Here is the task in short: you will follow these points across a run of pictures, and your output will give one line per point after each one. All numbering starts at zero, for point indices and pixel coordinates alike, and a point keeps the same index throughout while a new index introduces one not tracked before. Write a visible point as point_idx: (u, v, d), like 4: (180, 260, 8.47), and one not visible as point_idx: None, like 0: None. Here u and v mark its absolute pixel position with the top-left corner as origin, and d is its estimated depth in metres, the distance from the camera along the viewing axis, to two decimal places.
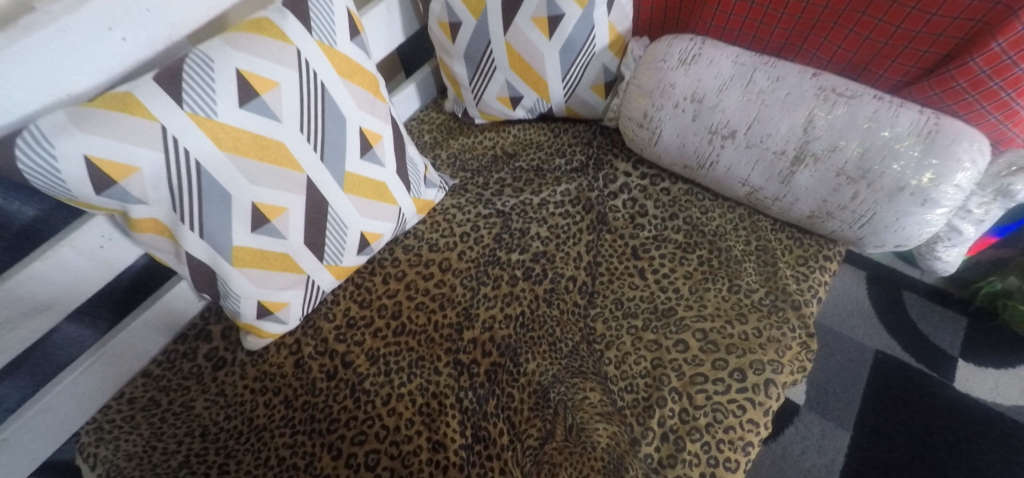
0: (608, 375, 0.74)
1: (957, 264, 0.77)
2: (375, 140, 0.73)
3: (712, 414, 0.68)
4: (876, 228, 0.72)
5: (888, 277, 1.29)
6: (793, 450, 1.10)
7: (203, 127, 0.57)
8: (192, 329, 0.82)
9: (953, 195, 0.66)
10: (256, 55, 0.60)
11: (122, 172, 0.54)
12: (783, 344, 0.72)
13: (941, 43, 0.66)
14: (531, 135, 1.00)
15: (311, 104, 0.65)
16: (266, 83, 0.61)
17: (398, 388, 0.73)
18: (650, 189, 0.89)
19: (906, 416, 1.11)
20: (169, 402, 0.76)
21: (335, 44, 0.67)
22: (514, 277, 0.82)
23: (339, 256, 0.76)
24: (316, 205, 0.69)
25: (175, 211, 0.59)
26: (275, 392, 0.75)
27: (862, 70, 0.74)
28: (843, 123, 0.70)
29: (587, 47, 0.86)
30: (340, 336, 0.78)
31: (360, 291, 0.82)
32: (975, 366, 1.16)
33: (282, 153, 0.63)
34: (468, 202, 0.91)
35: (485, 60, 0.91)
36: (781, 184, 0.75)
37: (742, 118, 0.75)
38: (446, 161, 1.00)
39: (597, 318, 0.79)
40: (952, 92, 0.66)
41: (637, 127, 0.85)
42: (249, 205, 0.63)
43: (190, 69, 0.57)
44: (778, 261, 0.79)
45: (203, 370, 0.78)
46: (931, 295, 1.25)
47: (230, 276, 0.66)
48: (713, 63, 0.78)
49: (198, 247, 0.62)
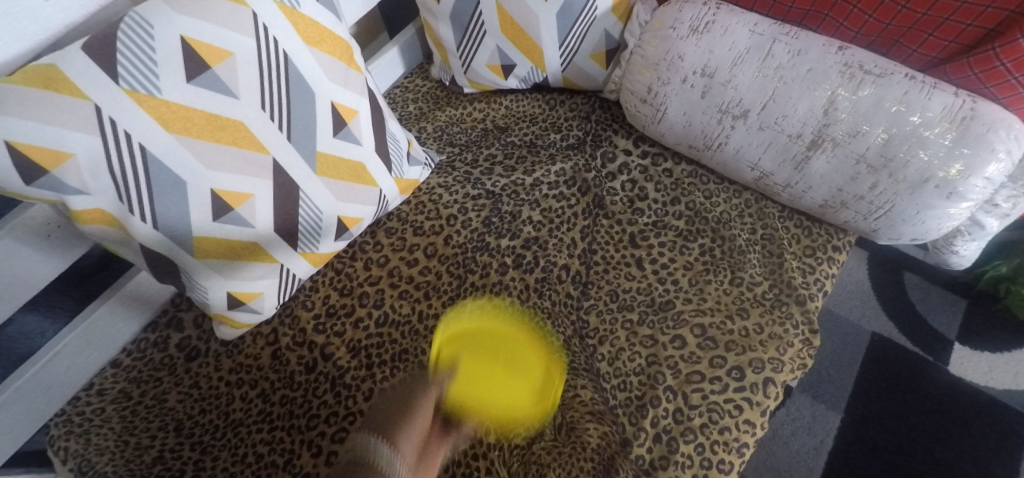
0: (600, 373, 0.70)
1: (974, 257, 0.71)
2: (350, 116, 0.66)
3: (707, 415, 0.64)
4: (893, 221, 0.66)
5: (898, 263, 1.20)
6: (783, 431, 1.04)
7: (145, 105, 0.51)
8: (163, 316, 0.77)
9: (981, 189, 0.60)
10: (203, 21, 0.53)
11: (54, 160, 0.48)
12: (785, 341, 0.68)
13: (988, 16, 0.59)
14: (524, 107, 0.93)
15: (273, 78, 0.58)
16: (218, 53, 0.54)
17: (380, 383, 0.69)
18: (651, 170, 0.83)
19: (901, 400, 1.05)
20: (141, 394, 0.71)
21: (299, 6, 0.59)
22: (503, 265, 0.77)
23: (315, 242, 0.70)
24: (285, 190, 0.63)
25: (122, 201, 0.53)
26: (252, 385, 0.71)
27: (893, 43, 0.66)
28: (868, 106, 0.63)
29: (587, 11, 0.78)
30: (319, 326, 0.74)
31: (339, 278, 0.77)
32: (971, 349, 1.09)
33: (242, 133, 0.57)
34: (455, 182, 0.84)
35: (473, 24, 0.83)
36: (794, 170, 0.70)
37: (757, 96, 0.68)
38: (432, 135, 0.92)
39: (590, 311, 0.75)
40: (993, 72, 0.59)
41: (640, 102, 0.78)
42: (208, 192, 0.57)
43: (125, 37, 0.50)
44: (784, 252, 0.74)
45: (176, 361, 0.73)
46: (936, 280, 1.17)
47: (193, 268, 0.60)
48: (728, 31, 0.70)
49: (154, 238, 0.56)
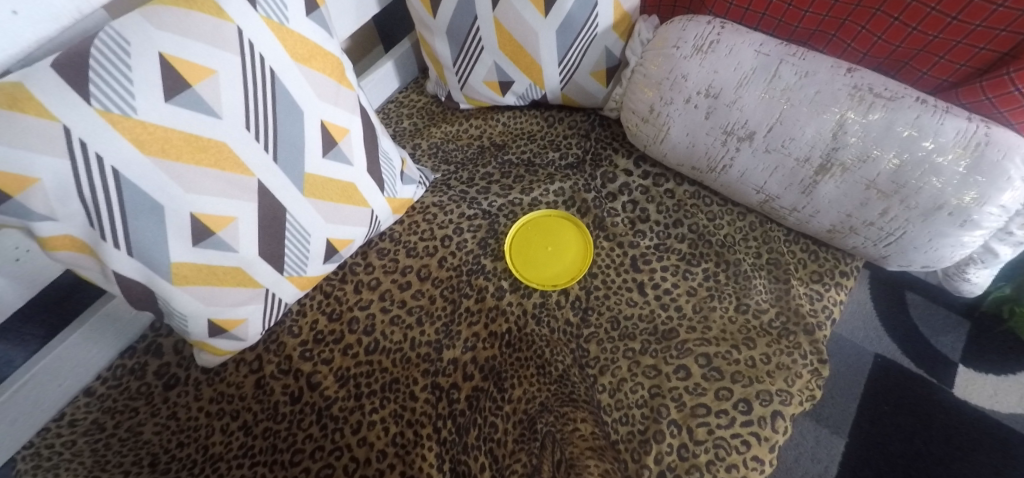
0: (601, 405, 0.67)
1: (986, 285, 0.69)
2: (340, 135, 0.63)
3: (713, 451, 0.60)
4: (904, 248, 0.64)
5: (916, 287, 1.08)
6: (786, 456, 0.96)
7: (119, 126, 0.48)
8: (141, 341, 0.73)
9: (996, 217, 0.57)
10: (185, 36, 0.50)
11: (18, 184, 0.46)
12: (793, 372, 0.64)
13: (1002, 40, 0.56)
14: (522, 124, 0.90)
15: (259, 96, 0.55)
16: (199, 70, 0.51)
17: (369, 414, 0.66)
18: (653, 190, 0.80)
19: (905, 424, 0.96)
20: (115, 426, 0.67)
21: (287, 21, 0.56)
22: (500, 289, 0.75)
23: (302, 266, 0.67)
24: (270, 212, 0.60)
25: (93, 227, 0.51)
26: (233, 416, 0.67)
27: (903, 65, 0.64)
28: (879, 130, 0.60)
29: (587, 28, 0.75)
30: (306, 353, 0.70)
31: (328, 301, 0.74)
32: (976, 371, 1.00)
33: (224, 154, 0.54)
34: (451, 201, 0.81)
35: (470, 40, 0.80)
36: (801, 194, 0.67)
37: (763, 118, 0.66)
38: (427, 152, 0.90)
39: (591, 340, 0.72)
40: (1007, 97, 0.57)
41: (642, 121, 0.76)
42: (188, 216, 0.54)
43: (99, 54, 0.47)
44: (791, 278, 0.71)
45: (153, 390, 0.69)
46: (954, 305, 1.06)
47: (171, 295, 0.57)
48: (733, 51, 0.68)
49: (128, 265, 0.54)
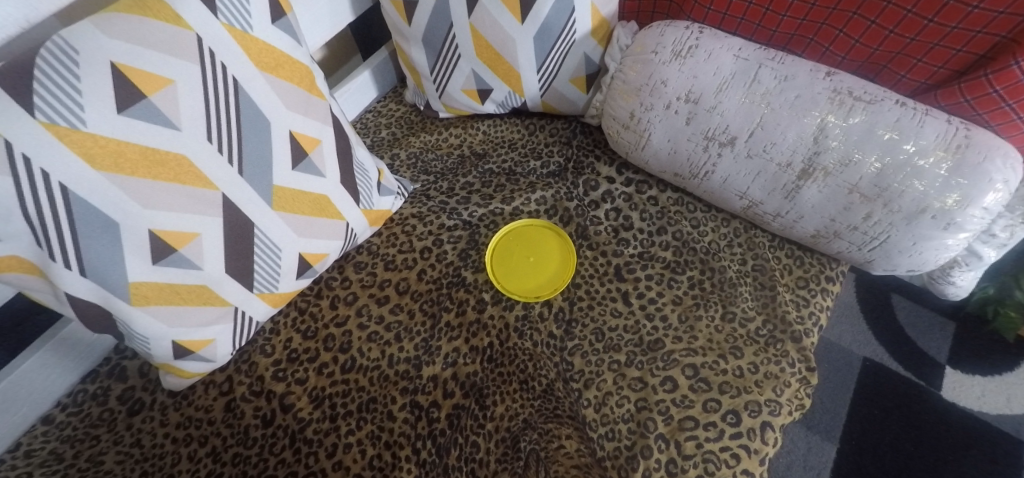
0: (587, 420, 0.65)
1: (971, 289, 0.67)
2: (311, 146, 0.62)
3: (703, 466, 0.58)
4: (888, 252, 0.62)
5: (904, 289, 1.08)
6: (778, 465, 0.94)
7: (66, 139, 0.46)
8: (105, 364, 0.69)
9: (979, 219, 0.56)
10: (139, 45, 0.49)
11: None
12: (781, 381, 0.63)
13: (978, 42, 0.56)
14: (503, 132, 0.89)
15: (219, 107, 0.54)
16: (155, 80, 0.50)
17: (345, 436, 0.63)
18: (636, 198, 0.79)
19: (896, 429, 0.95)
20: (75, 456, 0.62)
21: (251, 30, 0.55)
22: (481, 301, 0.73)
23: (273, 282, 0.64)
24: (237, 227, 0.58)
25: (41, 247, 0.49)
26: (201, 442, 0.63)
27: (882, 68, 0.64)
28: (860, 133, 0.59)
29: (565, 34, 0.74)
30: (278, 374, 0.67)
31: (303, 318, 0.71)
32: (962, 372, 0.99)
33: (184, 169, 0.53)
34: (430, 211, 0.79)
35: (447, 47, 0.79)
36: (784, 200, 0.66)
37: (743, 122, 0.65)
38: (406, 162, 0.87)
39: (574, 352, 0.70)
40: (986, 99, 0.56)
41: (622, 128, 0.75)
42: (146, 233, 0.52)
43: (45, 64, 0.46)
44: (777, 285, 0.70)
45: (116, 416, 0.65)
46: (939, 307, 1.05)
47: (130, 315, 0.55)
48: (712, 56, 0.67)
49: (80, 285, 0.51)
